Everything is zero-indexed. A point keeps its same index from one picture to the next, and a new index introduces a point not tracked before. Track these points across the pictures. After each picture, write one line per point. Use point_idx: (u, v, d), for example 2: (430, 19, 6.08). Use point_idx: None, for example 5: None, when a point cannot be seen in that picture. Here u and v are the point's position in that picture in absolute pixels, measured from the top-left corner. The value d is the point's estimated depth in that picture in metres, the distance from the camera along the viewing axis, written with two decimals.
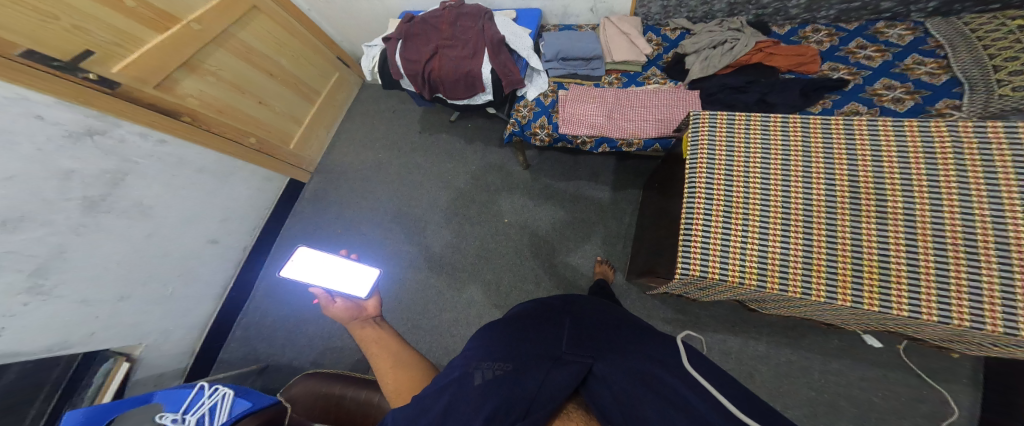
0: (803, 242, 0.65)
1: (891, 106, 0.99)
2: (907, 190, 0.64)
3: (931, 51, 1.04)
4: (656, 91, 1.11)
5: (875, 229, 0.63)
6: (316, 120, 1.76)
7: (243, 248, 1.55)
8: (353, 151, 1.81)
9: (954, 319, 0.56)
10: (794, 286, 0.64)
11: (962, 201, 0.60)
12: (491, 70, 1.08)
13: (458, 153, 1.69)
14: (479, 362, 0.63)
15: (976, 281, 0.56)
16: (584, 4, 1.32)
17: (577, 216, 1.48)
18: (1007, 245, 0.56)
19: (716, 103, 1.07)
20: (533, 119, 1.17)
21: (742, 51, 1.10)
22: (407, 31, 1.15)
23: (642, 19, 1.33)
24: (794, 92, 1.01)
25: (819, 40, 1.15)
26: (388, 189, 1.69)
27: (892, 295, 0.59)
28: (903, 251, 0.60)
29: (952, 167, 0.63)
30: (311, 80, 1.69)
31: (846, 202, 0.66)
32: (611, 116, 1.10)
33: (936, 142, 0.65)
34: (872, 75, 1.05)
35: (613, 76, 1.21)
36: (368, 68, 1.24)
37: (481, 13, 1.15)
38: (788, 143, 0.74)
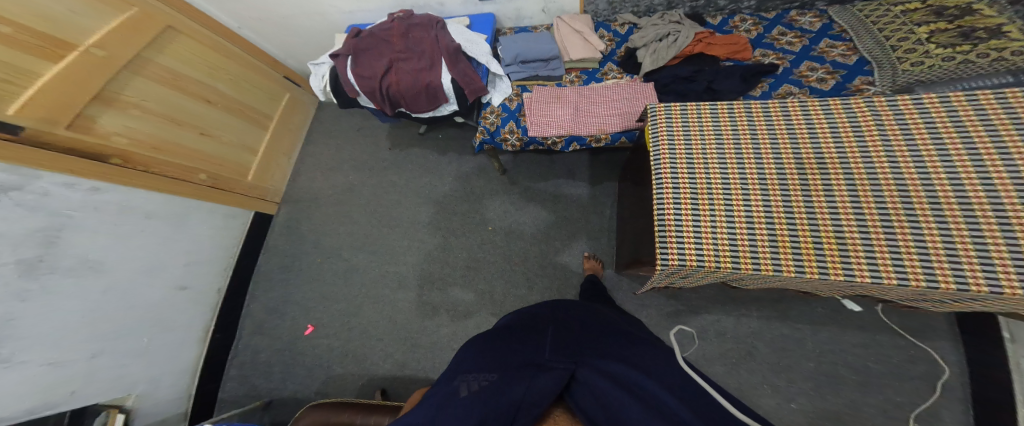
0: (764, 220, 0.66)
1: (816, 86, 1.01)
2: (844, 162, 0.67)
3: (839, 35, 1.09)
4: (615, 86, 1.12)
5: (824, 201, 0.64)
6: (273, 148, 1.70)
7: (218, 289, 1.50)
8: (322, 175, 1.77)
9: (912, 282, 0.56)
10: (763, 264, 0.64)
11: (893, 167, 0.63)
12: (452, 79, 1.07)
13: (432, 166, 1.66)
14: (463, 375, 0.62)
15: (923, 241, 0.57)
16: (536, 5, 1.32)
17: (560, 215, 1.47)
18: (940, 205, 0.58)
19: (671, 93, 1.07)
20: (501, 125, 1.15)
21: (684, 43, 1.10)
22: (356, 46, 1.12)
23: (592, 16, 1.35)
24: (735, 78, 1.03)
25: (746, 29, 1.17)
26: (366, 210, 1.65)
27: (852, 264, 0.59)
28: (853, 219, 0.62)
29: (878, 137, 0.67)
30: (259, 105, 1.63)
31: (795, 178, 0.68)
32: (576, 113, 1.10)
33: (859, 117, 0.70)
34: (796, 58, 1.07)
35: (574, 74, 1.21)
36: (318, 89, 1.20)
37: (433, 22, 1.14)
38: (738, 128, 0.76)
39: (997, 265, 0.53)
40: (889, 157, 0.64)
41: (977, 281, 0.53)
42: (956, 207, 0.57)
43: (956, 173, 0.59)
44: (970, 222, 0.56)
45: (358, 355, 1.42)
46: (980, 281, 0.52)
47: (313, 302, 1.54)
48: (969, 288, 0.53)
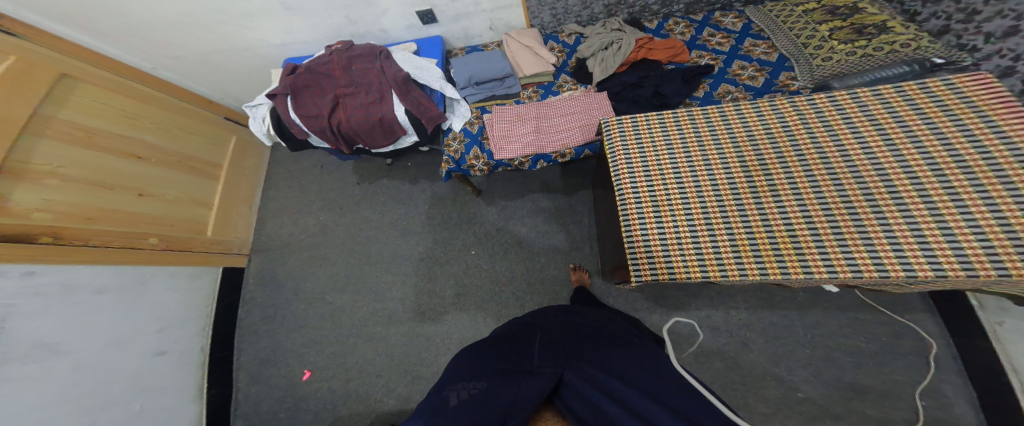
0: (724, 228, 0.72)
1: (750, 83, 1.13)
2: (786, 168, 0.74)
3: (759, 34, 1.24)
4: (570, 98, 1.21)
5: (774, 206, 0.71)
6: (230, 198, 1.66)
7: (202, 348, 1.45)
8: (289, 219, 1.73)
9: (865, 272, 0.61)
10: (730, 269, 0.69)
11: (829, 170, 0.71)
12: (405, 110, 1.13)
13: (405, 196, 1.64)
14: (453, 385, 0.62)
15: (861, 233, 0.64)
16: (482, 24, 1.45)
17: (540, 230, 1.45)
18: (865, 201, 0.66)
19: (623, 101, 1.19)
20: (466, 152, 1.19)
21: (628, 50, 1.25)
22: (295, 83, 1.16)
23: (539, 29, 1.48)
24: (677, 81, 1.15)
25: (681, 31, 1.33)
26: (344, 249, 1.62)
27: (808, 260, 0.65)
28: (802, 220, 0.68)
29: (812, 143, 0.75)
30: (203, 154, 1.57)
31: (746, 187, 0.75)
32: (539, 132, 1.15)
33: (792, 125, 0.79)
34: (727, 58, 1.21)
35: (530, 89, 1.32)
36: (261, 133, 1.25)
37: (373, 54, 1.21)
38: (687, 143, 0.83)
39: (929, 249, 0.59)
40: (818, 160, 0.73)
41: (922, 267, 0.59)
42: (888, 200, 0.65)
43: (874, 171, 0.68)
44: (896, 213, 0.63)
45: (360, 393, 1.37)
46: (924, 266, 0.59)
47: (304, 346, 1.49)
48: (915, 273, 0.59)
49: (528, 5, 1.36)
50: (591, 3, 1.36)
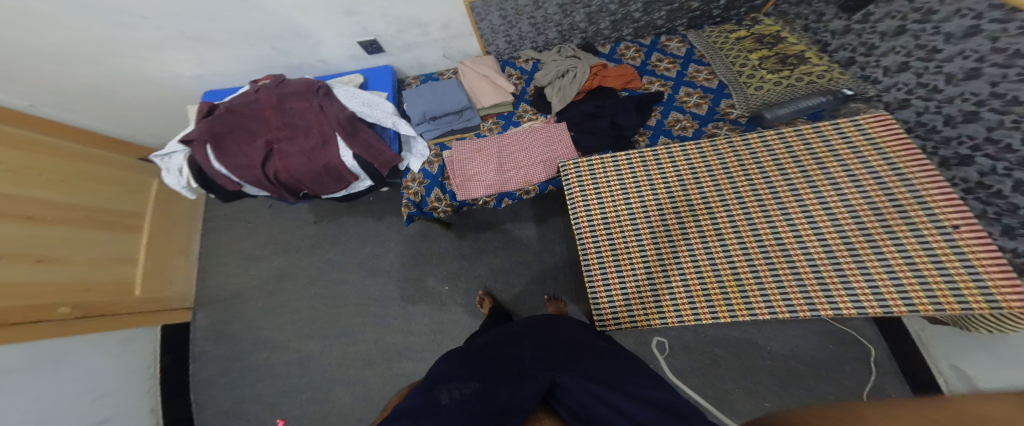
0: (667, 280, 0.84)
1: (695, 111, 1.22)
2: (717, 222, 0.86)
3: (700, 59, 1.33)
4: (532, 130, 1.24)
5: (708, 258, 0.84)
6: (162, 250, 1.52)
7: (153, 409, 1.34)
8: (236, 267, 1.62)
9: (797, 311, 0.74)
10: (688, 314, 0.80)
11: (751, 223, 0.84)
12: (353, 155, 1.10)
13: (372, 233, 1.58)
14: (444, 383, 0.65)
15: (789, 276, 0.77)
16: (436, 53, 1.42)
17: (513, 259, 1.43)
18: (789, 247, 0.79)
19: (583, 132, 1.23)
20: (427, 194, 1.20)
21: (583, 78, 1.28)
22: (215, 129, 1.10)
23: (496, 56, 1.47)
24: (631, 110, 1.20)
25: (632, 56, 1.39)
26: (307, 292, 1.53)
27: (751, 302, 0.77)
28: (730, 271, 0.81)
29: (736, 198, 0.87)
30: (122, 205, 1.43)
31: (684, 241, 0.86)
32: (500, 169, 1.18)
33: (720, 181, 0.91)
34: (675, 85, 1.29)
35: (490, 121, 1.32)
36: (177, 186, 1.16)
37: (307, 91, 1.16)
38: (641, 196, 0.93)
39: (839, 290, 0.72)
40: (750, 210, 0.85)
41: (824, 308, 0.73)
42: (797, 250, 0.78)
43: (792, 218, 0.81)
44: (812, 258, 0.76)
45: None
46: (825, 308, 0.72)
47: (275, 397, 1.39)
48: (818, 314, 0.73)
49: (481, 33, 1.35)
50: (545, 29, 1.37)
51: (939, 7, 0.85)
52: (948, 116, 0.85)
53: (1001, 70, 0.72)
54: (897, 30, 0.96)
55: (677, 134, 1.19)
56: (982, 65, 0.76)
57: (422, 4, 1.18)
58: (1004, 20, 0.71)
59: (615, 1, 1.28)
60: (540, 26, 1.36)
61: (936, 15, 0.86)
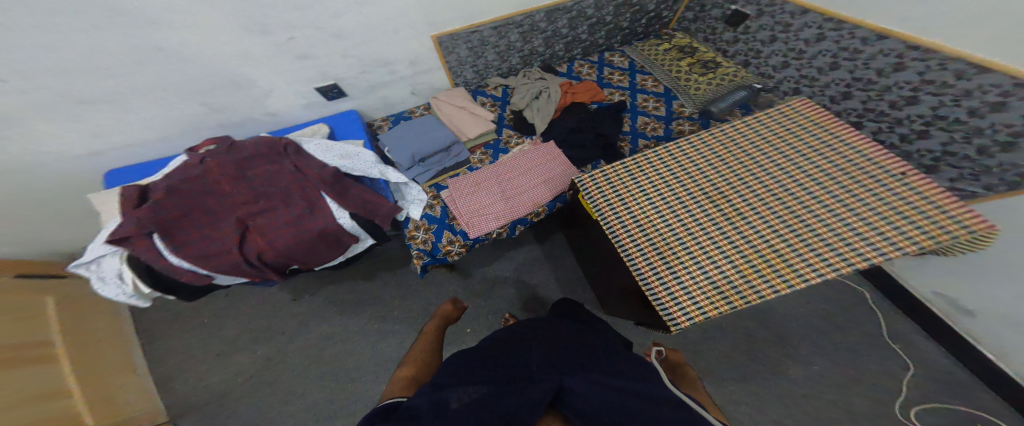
0: (715, 268, 0.85)
1: (656, 113, 1.35)
2: (734, 206, 0.93)
3: (643, 70, 1.48)
4: (524, 154, 1.25)
5: (741, 239, 0.88)
6: (98, 371, 1.14)
7: None
8: (203, 372, 1.32)
9: (839, 269, 0.78)
10: (749, 293, 0.80)
11: (762, 201, 0.92)
12: (350, 214, 0.97)
13: (369, 294, 1.43)
14: (451, 386, 0.64)
15: (815, 238, 0.83)
16: (403, 90, 1.35)
17: (530, 284, 1.41)
18: (801, 214, 0.88)
19: (572, 147, 1.26)
20: (438, 240, 1.13)
21: (558, 96, 1.33)
22: (161, 219, 0.85)
23: (464, 86, 1.45)
24: (608, 120, 1.27)
25: (587, 73, 1.49)
26: (305, 379, 1.29)
27: (797, 268, 0.81)
28: (766, 246, 0.85)
29: (741, 183, 0.97)
30: (21, 325, 0.99)
31: (713, 229, 0.91)
32: (506, 198, 1.17)
33: (721, 171, 1.00)
34: (631, 93, 1.41)
35: (479, 152, 1.29)
36: (122, 296, 0.87)
37: (269, 152, 0.98)
38: (660, 194, 0.99)
39: (861, 243, 0.79)
40: (756, 188, 0.95)
41: (860, 262, 0.78)
42: (811, 217, 0.86)
43: (792, 190, 0.91)
44: (825, 220, 0.85)
45: None
46: (860, 261, 0.78)
47: None
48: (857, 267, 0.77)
49: (449, 66, 1.34)
50: (508, 56, 1.41)
51: (792, 22, 1.23)
52: (833, 96, 1.20)
53: (852, 62, 1.10)
54: (771, 39, 1.32)
55: (651, 135, 1.29)
56: (840, 60, 1.13)
57: (390, 43, 1.15)
58: (842, 30, 1.09)
59: (566, 26, 1.38)
60: (504, 54, 1.39)
61: (793, 26, 1.23)
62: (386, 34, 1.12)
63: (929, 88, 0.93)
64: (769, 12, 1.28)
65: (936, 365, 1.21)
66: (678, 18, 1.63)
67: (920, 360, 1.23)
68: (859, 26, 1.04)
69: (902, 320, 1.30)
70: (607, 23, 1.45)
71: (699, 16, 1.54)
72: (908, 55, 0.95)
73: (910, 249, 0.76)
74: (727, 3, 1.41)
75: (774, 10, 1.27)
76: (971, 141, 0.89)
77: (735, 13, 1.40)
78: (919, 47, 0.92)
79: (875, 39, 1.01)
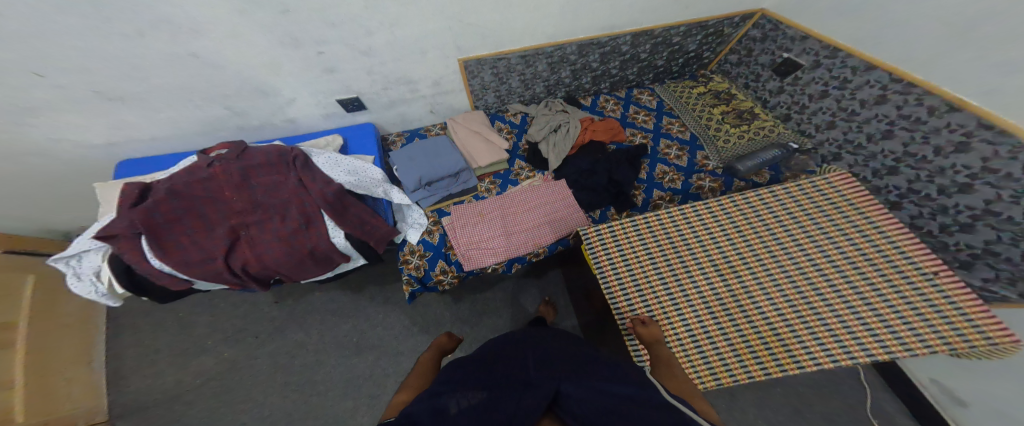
0: (707, 338, 0.79)
1: (677, 162, 1.26)
2: (737, 271, 0.87)
3: (671, 112, 1.40)
4: (532, 188, 1.23)
5: (739, 309, 0.82)
6: (49, 360, 1.16)
7: None
8: (190, 358, 1.37)
9: (839, 362, 0.72)
10: (739, 373, 0.75)
11: (767, 271, 0.86)
12: (345, 234, 0.97)
13: (359, 304, 1.44)
14: (449, 391, 0.62)
15: (819, 323, 0.77)
16: (422, 109, 1.36)
17: (521, 318, 1.38)
18: (807, 291, 0.81)
19: (583, 188, 1.22)
20: (431, 268, 1.13)
21: (576, 133, 1.29)
22: (151, 220, 0.87)
23: (484, 110, 1.45)
24: (625, 164, 1.22)
25: (612, 109, 1.43)
26: (282, 381, 1.32)
27: (795, 353, 0.75)
28: (764, 322, 0.79)
29: (746, 245, 0.90)
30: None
31: (711, 292, 0.85)
32: (506, 232, 1.16)
33: (727, 228, 0.94)
34: (654, 137, 1.34)
35: (488, 181, 1.29)
36: (93, 294, 0.90)
37: (279, 161, 1.00)
38: (660, 245, 0.94)
39: (867, 336, 0.73)
40: (761, 254, 0.88)
41: (863, 356, 0.72)
42: (816, 297, 0.80)
43: (800, 264, 0.85)
44: (832, 303, 0.78)
45: None
46: (864, 356, 0.72)
47: None
48: (859, 361, 0.72)
49: (472, 89, 1.33)
50: (532, 84, 1.38)
51: (852, 78, 1.04)
52: (875, 169, 1.04)
53: (909, 133, 0.94)
54: (822, 94, 1.14)
55: (668, 187, 1.22)
56: (896, 127, 0.97)
57: (416, 63, 1.15)
58: (909, 94, 0.92)
59: (597, 60, 1.33)
60: (529, 82, 1.37)
61: (852, 83, 1.05)
62: (413, 54, 1.11)
63: (989, 178, 0.80)
64: (827, 64, 1.10)
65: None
66: (719, 59, 1.49)
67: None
68: (930, 92, 0.87)
69: (886, 394, 1.14)
70: (641, 60, 1.38)
71: (743, 60, 1.39)
72: (977, 135, 0.80)
73: (921, 352, 0.69)
74: (780, 50, 1.24)
75: (834, 63, 1.08)
76: (1019, 244, 0.78)
77: (787, 61, 1.22)
78: (995, 127, 0.76)
79: (945, 109, 0.85)
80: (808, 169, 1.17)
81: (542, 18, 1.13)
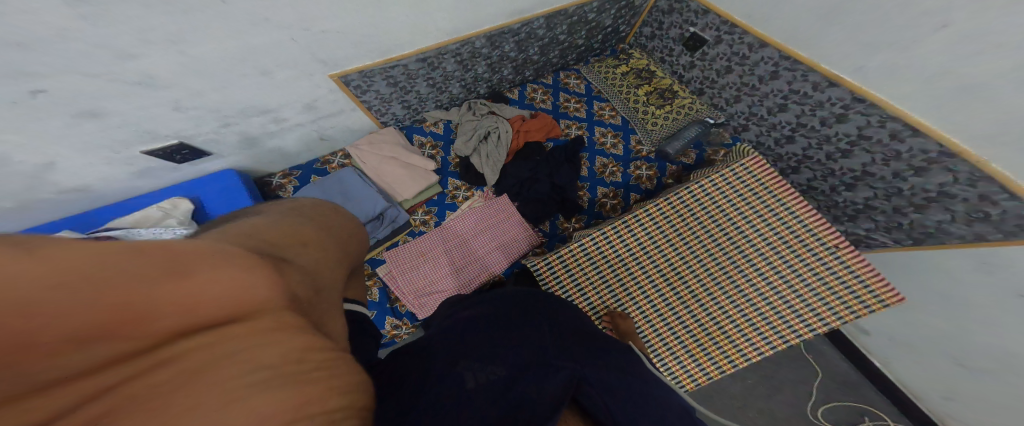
0: (666, 350, 0.83)
1: (614, 152, 1.22)
2: (680, 275, 0.87)
3: (600, 96, 1.31)
4: (472, 210, 1.12)
5: (688, 314, 0.84)
6: None
7: None
8: None
9: (776, 347, 0.78)
10: (698, 376, 0.81)
11: (705, 268, 0.86)
12: None
13: None
14: (463, 356, 0.54)
15: (755, 312, 0.81)
16: (308, 137, 1.11)
17: None
18: (739, 281, 0.83)
19: (527, 200, 1.14)
20: (380, 326, 1.05)
21: (509, 139, 1.15)
22: None
23: (395, 124, 1.24)
24: (565, 166, 1.14)
25: (542, 100, 1.31)
26: None
27: (740, 346, 0.80)
28: (711, 322, 0.83)
29: (683, 244, 0.89)
30: None
31: (662, 303, 0.87)
32: (455, 269, 1.07)
33: (665, 230, 0.92)
34: (589, 126, 1.26)
35: (422, 211, 1.15)
36: None
37: None
38: (608, 262, 0.93)
39: (793, 316, 0.78)
40: (696, 250, 0.88)
41: (794, 337, 0.77)
42: (749, 286, 0.82)
43: (730, 253, 0.85)
44: (763, 290, 0.81)
45: None
46: (795, 337, 0.77)
47: None
48: (792, 341, 0.77)
49: (366, 105, 1.09)
50: (446, 85, 1.18)
51: (750, 55, 1.03)
52: (776, 138, 1.09)
53: (800, 107, 0.97)
54: (726, 70, 1.13)
55: (610, 181, 1.19)
56: (789, 102, 0.99)
57: (263, 85, 0.87)
58: (795, 71, 0.94)
59: (513, 49, 1.15)
60: (441, 85, 1.16)
61: (750, 60, 1.04)
62: (250, 77, 0.84)
63: (864, 145, 0.86)
64: (727, 40, 1.07)
65: (835, 367, 1.21)
66: (636, 31, 1.37)
67: (824, 363, 1.22)
68: (813, 69, 0.89)
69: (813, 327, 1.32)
70: (561, 42, 1.22)
71: (656, 34, 1.29)
72: (853, 108, 0.85)
73: (833, 323, 0.76)
74: (686, 24, 1.17)
75: (733, 40, 1.06)
76: (890, 200, 0.87)
77: (694, 36, 1.17)
78: (865, 101, 0.82)
79: (825, 85, 0.88)
80: (725, 143, 1.19)
81: (434, 12, 0.90)
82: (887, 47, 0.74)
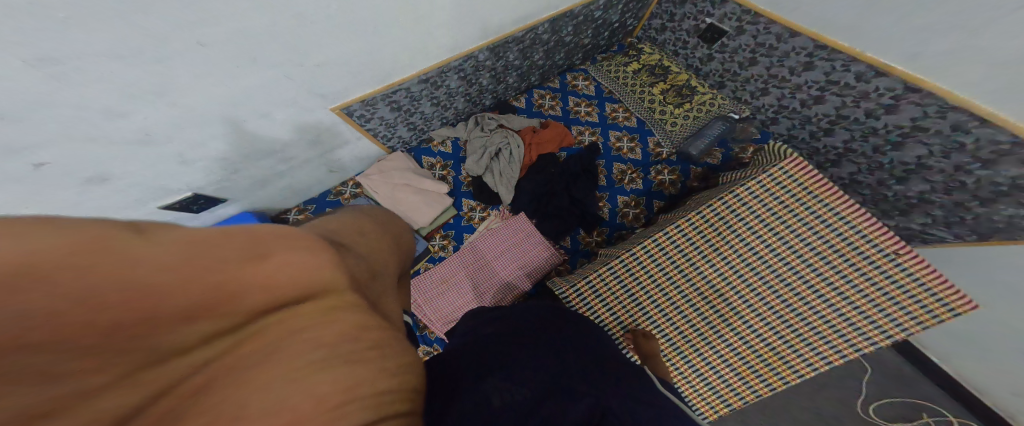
0: (710, 370, 0.82)
1: (632, 157, 1.15)
2: (719, 292, 0.83)
3: (611, 96, 1.24)
4: (492, 232, 1.10)
5: (732, 332, 0.81)
6: None
7: None
8: None
9: (832, 362, 0.74)
10: (746, 393, 0.80)
11: (747, 283, 0.81)
12: None
13: None
14: (490, 374, 0.53)
15: (807, 328, 0.76)
16: (316, 170, 1.10)
17: None
18: (786, 295, 0.78)
19: (546, 216, 1.10)
20: None
21: (521, 155, 1.11)
22: None
23: (403, 148, 1.21)
24: (582, 178, 1.09)
25: (550, 106, 1.25)
26: None
27: (790, 361, 0.77)
28: (757, 339, 0.79)
29: (720, 259, 0.84)
30: None
31: (702, 322, 0.83)
32: (477, 294, 1.04)
33: (699, 245, 0.86)
34: (603, 131, 1.19)
35: (439, 237, 1.13)
36: None
37: None
38: (640, 283, 0.89)
39: (849, 329, 0.73)
40: (736, 265, 0.83)
41: (852, 352, 0.73)
42: (797, 300, 0.78)
43: (775, 266, 0.80)
44: (814, 304, 0.76)
45: None
46: (853, 352, 0.73)
47: None
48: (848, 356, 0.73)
49: (372, 134, 1.07)
50: (449, 103, 1.13)
51: (778, 45, 0.95)
52: (812, 131, 1.01)
53: (840, 98, 0.89)
54: (750, 62, 1.04)
55: (630, 189, 1.13)
56: (827, 93, 0.91)
57: (264, 129, 0.85)
58: (834, 61, 0.85)
59: (516, 58, 1.09)
60: (445, 103, 1.12)
61: (779, 51, 0.95)
62: (250, 123, 0.81)
63: (920, 136, 0.78)
64: (750, 31, 0.98)
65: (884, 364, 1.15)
66: (643, 23, 1.27)
67: (872, 359, 1.15)
68: (856, 58, 0.81)
69: None
70: (566, 44, 1.14)
71: (667, 25, 1.19)
72: (905, 97, 0.76)
73: (897, 336, 0.70)
74: (701, 14, 1.08)
75: (758, 29, 0.97)
76: (950, 194, 0.79)
77: (712, 27, 1.07)
78: (921, 90, 0.73)
79: (871, 74, 0.80)
80: (754, 139, 1.11)
81: (430, 33, 0.85)
82: (942, 32, 0.65)
